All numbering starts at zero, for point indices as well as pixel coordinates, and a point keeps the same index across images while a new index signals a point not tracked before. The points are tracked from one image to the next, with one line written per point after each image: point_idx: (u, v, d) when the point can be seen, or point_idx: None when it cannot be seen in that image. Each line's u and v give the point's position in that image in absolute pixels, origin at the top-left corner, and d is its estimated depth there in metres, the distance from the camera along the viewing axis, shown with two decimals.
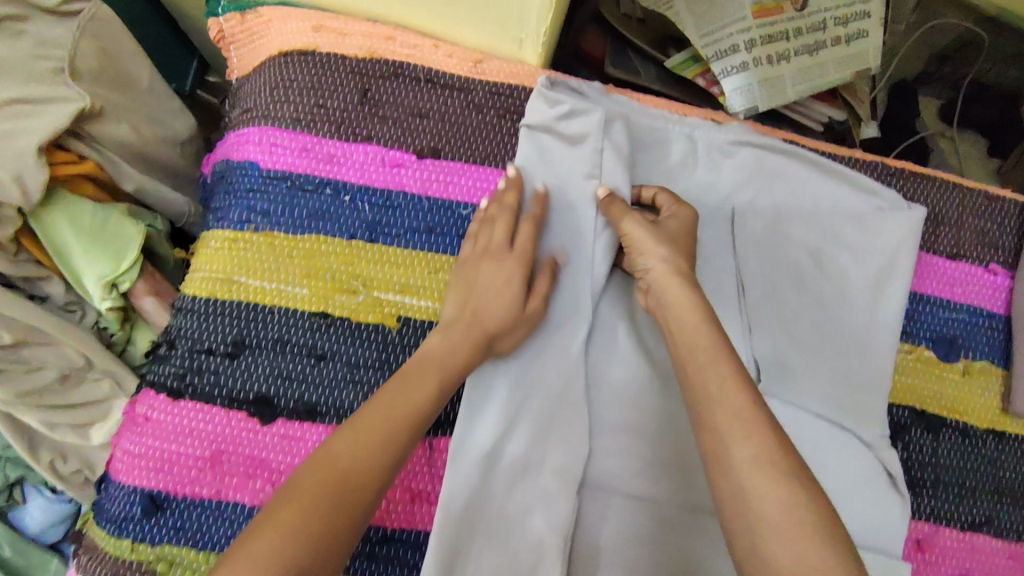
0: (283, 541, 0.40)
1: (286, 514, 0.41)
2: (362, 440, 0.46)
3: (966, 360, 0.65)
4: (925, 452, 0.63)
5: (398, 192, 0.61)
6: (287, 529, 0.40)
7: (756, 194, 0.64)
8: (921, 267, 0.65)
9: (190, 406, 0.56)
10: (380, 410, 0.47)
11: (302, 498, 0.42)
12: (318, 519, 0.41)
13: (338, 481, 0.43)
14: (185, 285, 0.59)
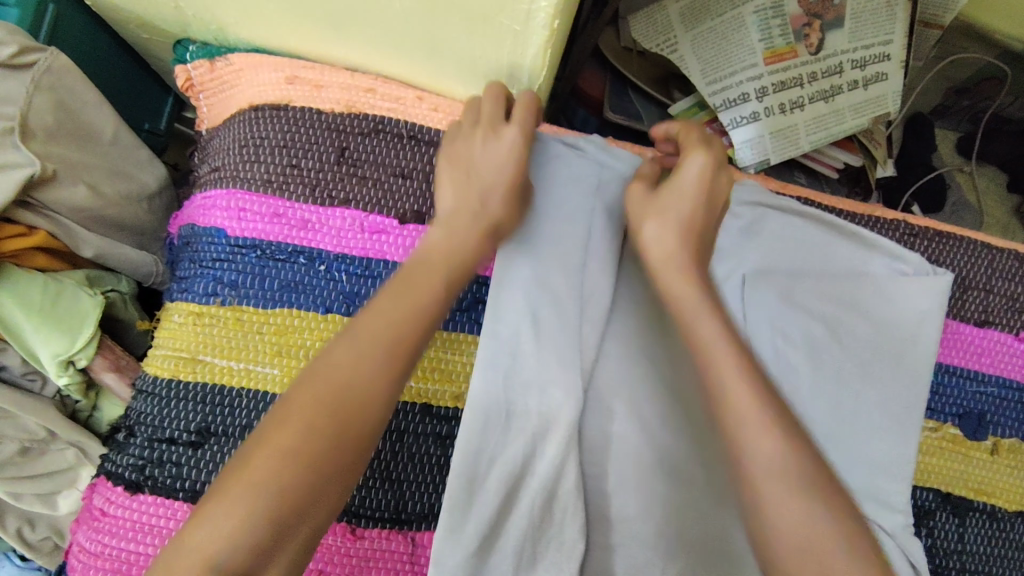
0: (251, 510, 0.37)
1: (258, 460, 0.38)
2: (349, 360, 0.41)
3: (994, 438, 0.60)
4: (951, 539, 0.58)
5: (378, 261, 0.56)
6: (260, 488, 0.37)
7: (766, 260, 0.59)
8: (947, 335, 0.60)
9: (149, 500, 0.51)
10: (358, 362, 0.41)
11: (274, 446, 0.38)
12: (298, 470, 0.38)
13: (323, 419, 0.39)
14: (146, 363, 0.55)
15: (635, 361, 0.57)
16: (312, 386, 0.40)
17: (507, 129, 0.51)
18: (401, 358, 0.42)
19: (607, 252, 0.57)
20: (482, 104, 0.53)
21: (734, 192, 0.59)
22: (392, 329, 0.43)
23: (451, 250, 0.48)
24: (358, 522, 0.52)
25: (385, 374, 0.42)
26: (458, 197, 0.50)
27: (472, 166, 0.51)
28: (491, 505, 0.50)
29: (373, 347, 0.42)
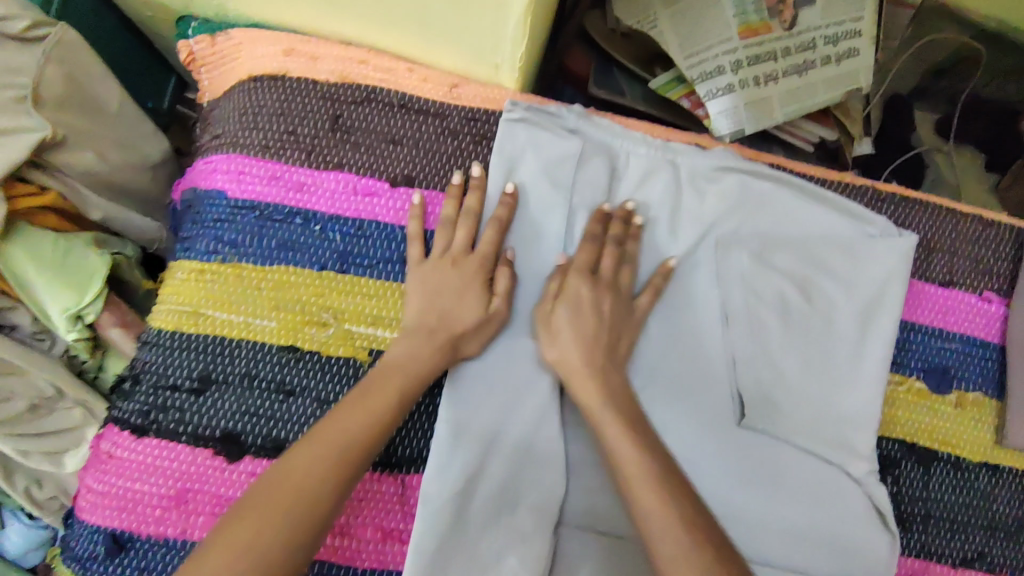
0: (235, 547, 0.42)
1: (218, 557, 0.42)
2: (333, 421, 0.48)
3: (959, 392, 0.62)
4: (916, 487, 0.61)
5: (370, 221, 0.59)
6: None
7: (738, 224, 0.62)
8: (911, 295, 0.63)
9: (153, 443, 0.54)
10: (343, 419, 0.48)
11: (263, 494, 0.45)
12: (251, 564, 0.42)
13: (277, 519, 0.44)
14: (150, 318, 0.58)
15: None
16: (270, 490, 0.45)
17: (471, 261, 0.56)
18: (349, 464, 0.47)
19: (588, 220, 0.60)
20: (454, 237, 0.57)
21: (708, 159, 0.62)
22: (340, 434, 0.48)
23: (409, 364, 0.52)
24: None
25: (332, 479, 0.46)
26: (420, 314, 0.55)
27: (437, 290, 0.55)
28: (476, 450, 0.53)
29: (323, 454, 0.47)
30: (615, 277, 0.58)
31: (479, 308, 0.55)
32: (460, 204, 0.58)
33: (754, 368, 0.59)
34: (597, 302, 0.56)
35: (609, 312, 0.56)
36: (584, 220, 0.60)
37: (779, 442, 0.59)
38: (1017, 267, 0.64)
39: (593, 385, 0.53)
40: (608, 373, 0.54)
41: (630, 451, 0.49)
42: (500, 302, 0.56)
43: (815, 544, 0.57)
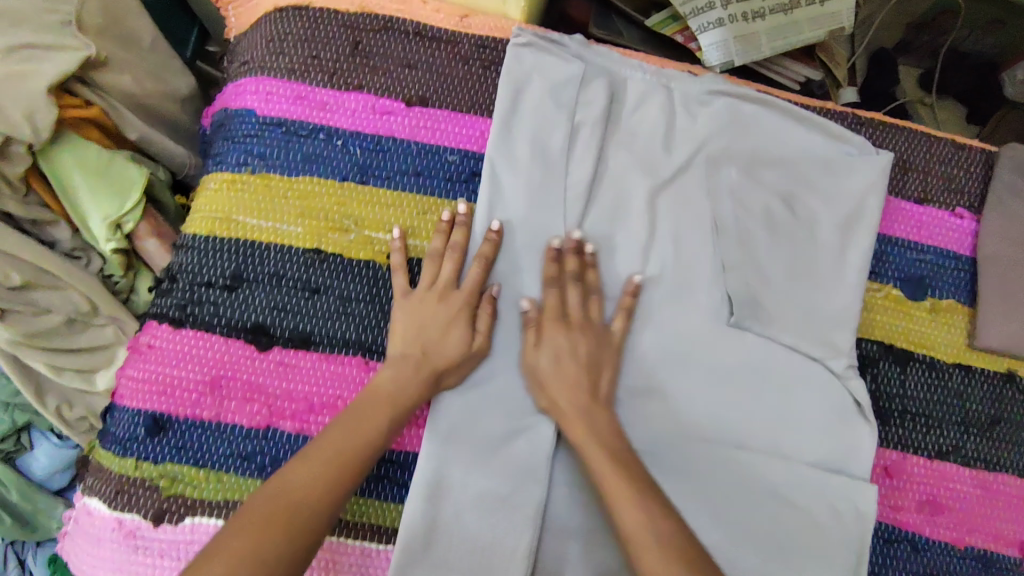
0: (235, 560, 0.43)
1: (219, 562, 0.43)
2: (329, 445, 0.51)
3: (933, 299, 0.67)
4: (893, 384, 0.65)
5: (388, 137, 0.64)
6: None
7: (729, 142, 0.66)
8: (889, 210, 0.68)
9: (191, 334, 0.59)
10: (336, 442, 0.51)
11: (260, 509, 0.46)
12: (250, 564, 0.43)
13: (276, 529, 0.46)
14: (185, 225, 0.62)
15: (608, 231, 0.64)
16: (271, 502, 0.47)
17: (455, 297, 0.59)
18: (340, 481, 0.50)
19: (589, 136, 0.64)
20: (441, 269, 0.60)
21: (699, 83, 0.67)
22: (337, 454, 0.51)
23: (396, 393, 0.56)
24: (371, 357, 0.61)
25: (326, 492, 0.49)
26: (409, 343, 0.58)
27: (422, 326, 0.58)
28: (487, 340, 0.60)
29: (321, 475, 0.49)
30: (585, 311, 0.61)
31: (463, 343, 0.58)
32: (445, 240, 0.61)
33: (743, 274, 0.64)
34: (574, 346, 0.59)
35: (585, 351, 0.59)
36: (541, 258, 0.62)
37: (768, 340, 0.64)
38: (987, 186, 0.69)
39: (578, 426, 0.56)
40: (592, 412, 0.57)
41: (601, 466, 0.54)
42: (482, 339, 0.59)
43: (796, 432, 0.63)
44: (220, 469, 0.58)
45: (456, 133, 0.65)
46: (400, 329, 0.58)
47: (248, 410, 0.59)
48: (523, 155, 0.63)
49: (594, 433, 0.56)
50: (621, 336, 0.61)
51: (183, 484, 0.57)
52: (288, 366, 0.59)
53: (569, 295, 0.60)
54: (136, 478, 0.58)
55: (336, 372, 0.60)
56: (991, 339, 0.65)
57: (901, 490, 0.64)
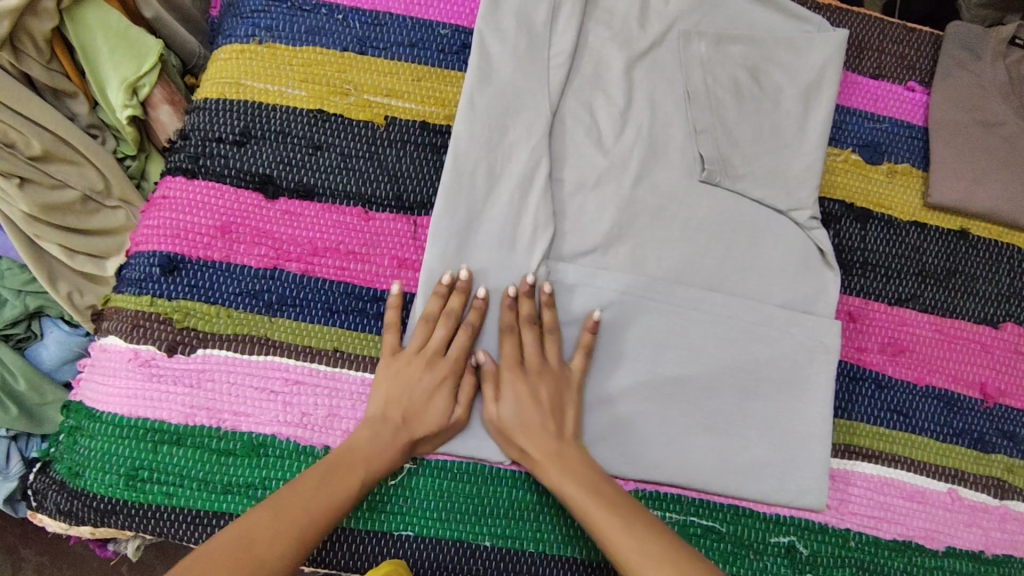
0: None
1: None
2: (297, 493, 0.53)
3: (890, 163, 0.73)
4: (854, 239, 0.71)
5: (385, 13, 0.69)
6: None
7: (698, 20, 0.72)
8: (848, 84, 0.74)
9: (202, 183, 0.64)
10: (303, 497, 0.53)
11: (218, 568, 0.48)
12: None
13: None
14: (198, 92, 0.67)
15: (588, 101, 0.69)
16: (239, 547, 0.49)
17: (441, 366, 0.60)
18: (302, 544, 0.52)
19: (568, 14, 0.70)
20: (431, 334, 0.61)
21: None
22: (302, 512, 0.53)
23: (373, 456, 0.57)
24: (369, 207, 0.65)
25: (287, 549, 0.51)
26: (385, 408, 0.59)
27: (405, 391, 0.59)
28: (479, 192, 0.65)
29: (286, 525, 0.51)
30: (541, 354, 0.62)
31: (443, 416, 0.60)
32: (443, 304, 0.62)
33: (713, 136, 0.69)
34: (533, 389, 0.60)
35: (547, 395, 0.60)
36: (548, 129, 0.67)
37: (737, 196, 0.69)
38: (935, 63, 0.76)
39: (552, 468, 0.58)
40: (561, 451, 0.59)
41: (582, 497, 0.57)
42: (462, 412, 0.61)
43: (769, 280, 0.68)
44: (229, 306, 0.62)
45: (446, 11, 0.70)
46: (382, 390, 0.59)
47: (256, 254, 0.63)
48: (510, 28, 0.69)
49: (580, 485, 0.57)
50: (580, 375, 0.62)
51: (194, 318, 0.61)
52: (293, 215, 0.64)
53: (529, 340, 0.62)
54: (151, 314, 0.62)
55: (336, 221, 0.64)
56: (943, 195, 0.71)
57: (864, 332, 0.69)
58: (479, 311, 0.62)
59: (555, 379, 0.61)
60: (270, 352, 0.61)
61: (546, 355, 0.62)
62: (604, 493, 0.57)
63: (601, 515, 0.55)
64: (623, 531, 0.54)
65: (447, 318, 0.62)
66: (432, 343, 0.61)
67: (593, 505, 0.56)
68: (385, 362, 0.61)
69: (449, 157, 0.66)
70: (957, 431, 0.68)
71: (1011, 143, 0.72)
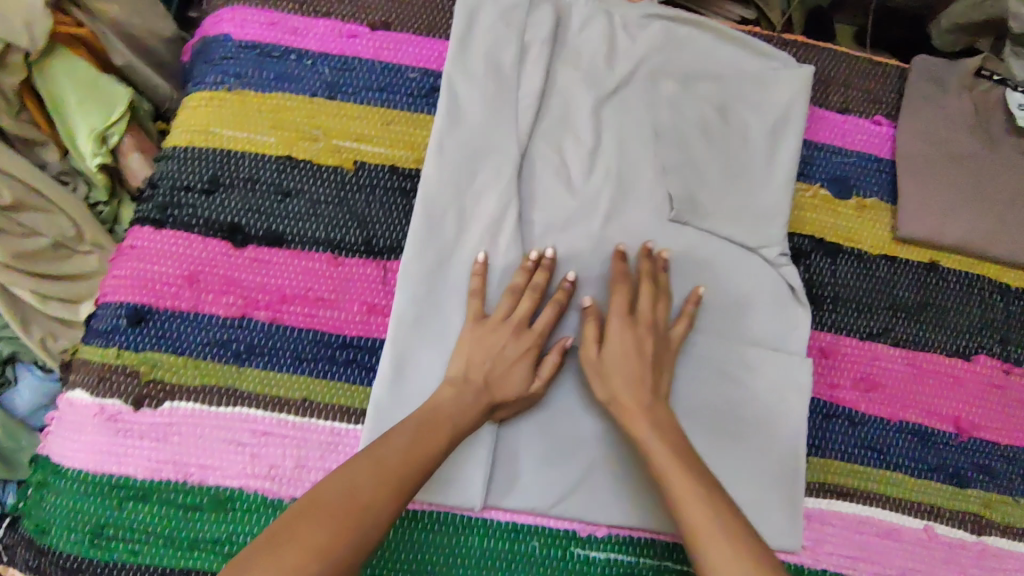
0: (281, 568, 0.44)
1: (284, 553, 0.45)
2: (385, 447, 0.52)
3: (858, 198, 0.73)
4: (825, 274, 0.71)
5: (353, 58, 0.69)
6: None
7: (666, 59, 0.72)
8: (815, 120, 0.75)
9: (170, 233, 0.63)
10: (397, 449, 0.53)
11: (324, 518, 0.47)
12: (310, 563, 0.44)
13: (344, 533, 0.47)
14: (167, 140, 0.67)
15: (558, 142, 0.70)
16: (333, 501, 0.48)
17: (528, 336, 0.61)
18: (397, 492, 0.51)
19: (537, 54, 0.70)
20: (516, 306, 0.62)
21: (638, 8, 0.74)
22: (397, 465, 0.52)
23: (455, 417, 0.57)
24: (339, 253, 0.65)
25: (389, 504, 0.50)
26: (467, 369, 0.59)
27: (491, 356, 0.60)
28: (449, 236, 0.65)
29: (382, 479, 0.50)
30: (653, 314, 0.63)
31: (522, 386, 0.60)
32: (529, 278, 0.63)
33: (681, 175, 0.70)
34: (639, 343, 0.61)
35: (651, 350, 0.61)
36: (518, 170, 0.68)
37: (706, 235, 0.69)
38: (901, 96, 0.76)
39: (644, 421, 0.58)
40: (654, 408, 0.59)
41: (666, 453, 0.55)
42: (541, 385, 0.61)
43: (741, 317, 0.68)
44: (196, 357, 0.62)
45: (415, 54, 0.70)
46: (467, 345, 0.60)
47: (225, 302, 0.63)
48: (478, 70, 0.69)
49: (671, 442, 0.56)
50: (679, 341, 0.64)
51: (161, 370, 0.61)
52: (262, 262, 0.64)
53: (643, 299, 0.63)
54: (118, 366, 0.61)
55: (306, 267, 0.64)
56: (912, 229, 0.71)
57: (837, 368, 0.69)
58: (567, 294, 0.64)
59: (657, 335, 0.62)
60: (237, 404, 0.61)
61: (656, 313, 0.63)
62: (691, 462, 0.55)
63: (679, 476, 0.54)
64: (696, 494, 0.52)
65: (522, 289, 0.63)
66: (518, 312, 0.62)
67: (674, 470, 0.54)
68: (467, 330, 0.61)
69: (418, 201, 0.66)
70: (931, 467, 0.68)
71: (977, 176, 0.72)
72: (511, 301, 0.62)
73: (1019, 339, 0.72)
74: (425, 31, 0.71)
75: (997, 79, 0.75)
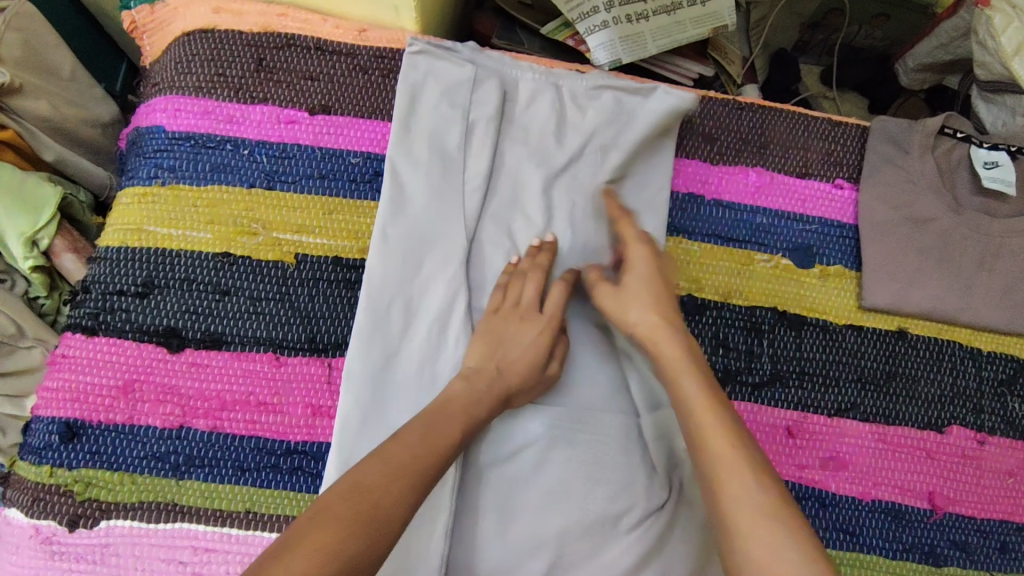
0: (311, 559, 0.41)
1: (303, 556, 0.41)
2: (397, 443, 0.51)
3: (821, 265, 0.71)
4: (790, 349, 0.69)
5: (292, 144, 0.67)
6: None
7: (616, 131, 0.71)
8: (775, 185, 0.73)
9: (103, 341, 0.61)
10: (409, 445, 0.51)
11: (341, 513, 0.45)
12: (329, 559, 0.42)
13: (359, 524, 0.45)
14: (100, 240, 0.65)
15: (509, 223, 0.68)
16: (350, 501, 0.46)
17: (537, 320, 0.63)
18: (415, 488, 0.49)
19: (484, 132, 0.68)
20: (524, 289, 0.64)
21: (586, 80, 0.72)
22: (408, 459, 0.50)
23: (468, 407, 0.57)
24: (282, 352, 0.63)
25: (405, 500, 0.48)
26: (479, 360, 0.60)
27: (500, 342, 0.62)
28: (396, 329, 0.63)
29: (393, 472, 0.49)
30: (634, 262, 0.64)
31: (536, 373, 0.61)
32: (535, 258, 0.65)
33: None
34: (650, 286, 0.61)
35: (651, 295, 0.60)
36: (466, 255, 0.65)
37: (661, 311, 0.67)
38: (862, 158, 0.75)
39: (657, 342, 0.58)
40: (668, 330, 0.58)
41: (693, 398, 0.53)
42: (557, 365, 0.63)
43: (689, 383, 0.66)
44: (132, 472, 0.59)
45: (357, 137, 0.69)
46: (487, 324, 0.62)
47: (162, 411, 0.60)
48: (423, 153, 0.67)
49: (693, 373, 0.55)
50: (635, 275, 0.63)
51: (97, 488, 0.58)
52: (201, 366, 0.61)
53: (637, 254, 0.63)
54: (51, 486, 0.59)
55: (247, 368, 0.62)
56: (878, 297, 0.69)
57: (805, 449, 0.66)
58: (573, 276, 0.65)
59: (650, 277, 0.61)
60: (178, 520, 0.58)
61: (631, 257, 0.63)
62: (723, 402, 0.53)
63: (709, 412, 0.52)
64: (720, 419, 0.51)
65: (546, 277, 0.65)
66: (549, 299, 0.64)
67: (687, 386, 0.54)
68: (489, 314, 0.63)
69: (362, 295, 0.63)
70: (906, 546, 0.66)
71: (942, 240, 0.71)
72: (534, 282, 0.64)
73: (992, 406, 0.70)
74: (369, 113, 0.69)
75: (961, 136, 0.74)
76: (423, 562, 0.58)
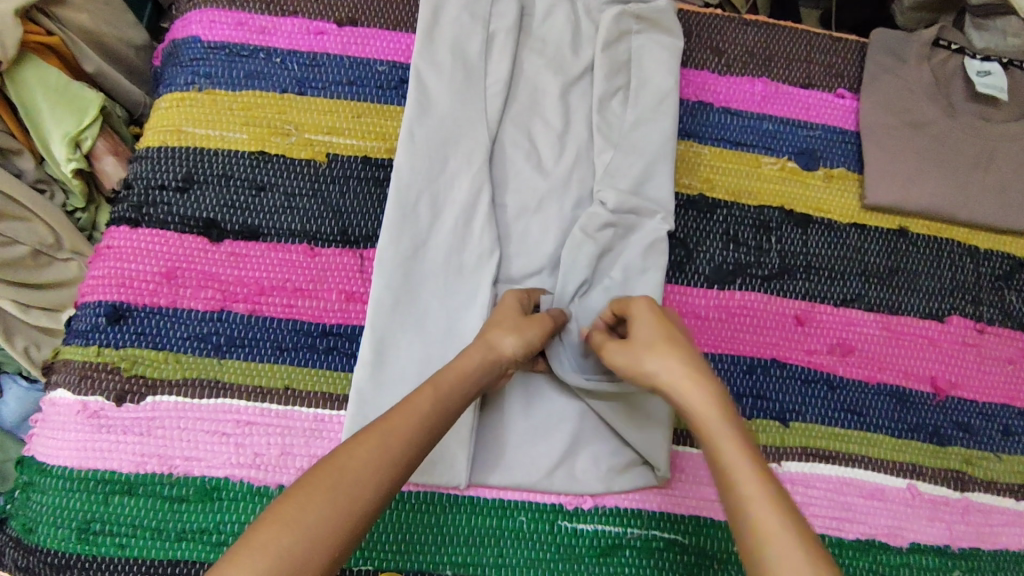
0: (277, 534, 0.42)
1: (271, 531, 0.42)
2: (387, 424, 0.49)
3: (826, 168, 0.75)
4: (797, 244, 0.72)
5: (321, 54, 0.71)
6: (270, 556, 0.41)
7: (627, 43, 0.74)
8: (780, 95, 0.76)
9: (146, 232, 0.64)
10: (391, 424, 0.49)
11: (312, 488, 0.45)
12: (297, 529, 0.43)
13: (333, 498, 0.45)
14: (141, 141, 0.68)
15: (527, 126, 0.71)
16: (328, 474, 0.46)
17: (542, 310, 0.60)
18: (388, 468, 0.47)
19: (504, 41, 0.72)
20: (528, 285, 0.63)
21: None
22: (393, 439, 0.49)
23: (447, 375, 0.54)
24: (316, 244, 0.66)
25: (381, 481, 0.47)
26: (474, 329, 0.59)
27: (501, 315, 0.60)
28: (424, 221, 0.66)
29: (376, 451, 0.48)
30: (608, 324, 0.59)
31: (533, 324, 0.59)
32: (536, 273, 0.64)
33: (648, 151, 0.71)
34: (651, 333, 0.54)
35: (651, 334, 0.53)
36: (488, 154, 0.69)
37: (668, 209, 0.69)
38: (862, 69, 0.79)
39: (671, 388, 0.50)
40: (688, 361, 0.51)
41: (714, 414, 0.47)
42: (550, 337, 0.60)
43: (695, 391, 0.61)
44: (176, 351, 0.62)
45: (384, 48, 0.72)
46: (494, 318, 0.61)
47: (203, 296, 0.63)
48: (446, 60, 0.70)
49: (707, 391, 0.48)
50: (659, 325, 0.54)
51: (144, 365, 0.62)
52: (239, 256, 0.65)
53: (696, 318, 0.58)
54: (99, 364, 0.62)
55: (282, 259, 0.65)
56: (880, 196, 0.73)
57: (814, 335, 0.70)
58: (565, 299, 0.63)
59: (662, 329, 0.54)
60: (222, 395, 0.61)
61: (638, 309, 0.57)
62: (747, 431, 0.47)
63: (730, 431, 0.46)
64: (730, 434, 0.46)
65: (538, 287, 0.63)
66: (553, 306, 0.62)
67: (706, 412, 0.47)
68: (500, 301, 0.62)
69: (392, 189, 0.67)
70: (912, 426, 0.69)
71: (939, 142, 0.74)
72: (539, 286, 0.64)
73: (991, 299, 0.74)
74: (393, 26, 0.73)
75: (955, 47, 0.77)
76: (454, 433, 0.61)
